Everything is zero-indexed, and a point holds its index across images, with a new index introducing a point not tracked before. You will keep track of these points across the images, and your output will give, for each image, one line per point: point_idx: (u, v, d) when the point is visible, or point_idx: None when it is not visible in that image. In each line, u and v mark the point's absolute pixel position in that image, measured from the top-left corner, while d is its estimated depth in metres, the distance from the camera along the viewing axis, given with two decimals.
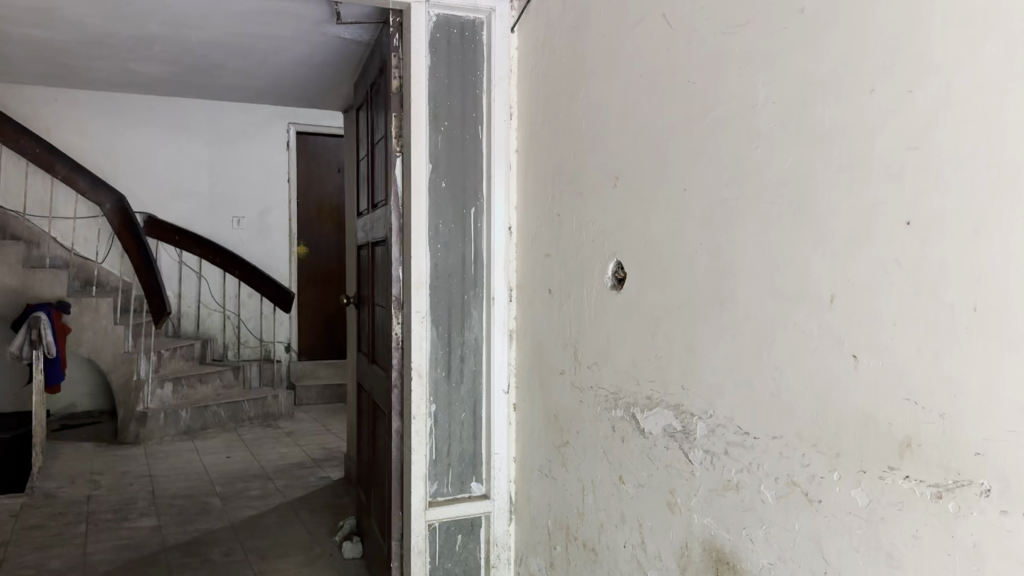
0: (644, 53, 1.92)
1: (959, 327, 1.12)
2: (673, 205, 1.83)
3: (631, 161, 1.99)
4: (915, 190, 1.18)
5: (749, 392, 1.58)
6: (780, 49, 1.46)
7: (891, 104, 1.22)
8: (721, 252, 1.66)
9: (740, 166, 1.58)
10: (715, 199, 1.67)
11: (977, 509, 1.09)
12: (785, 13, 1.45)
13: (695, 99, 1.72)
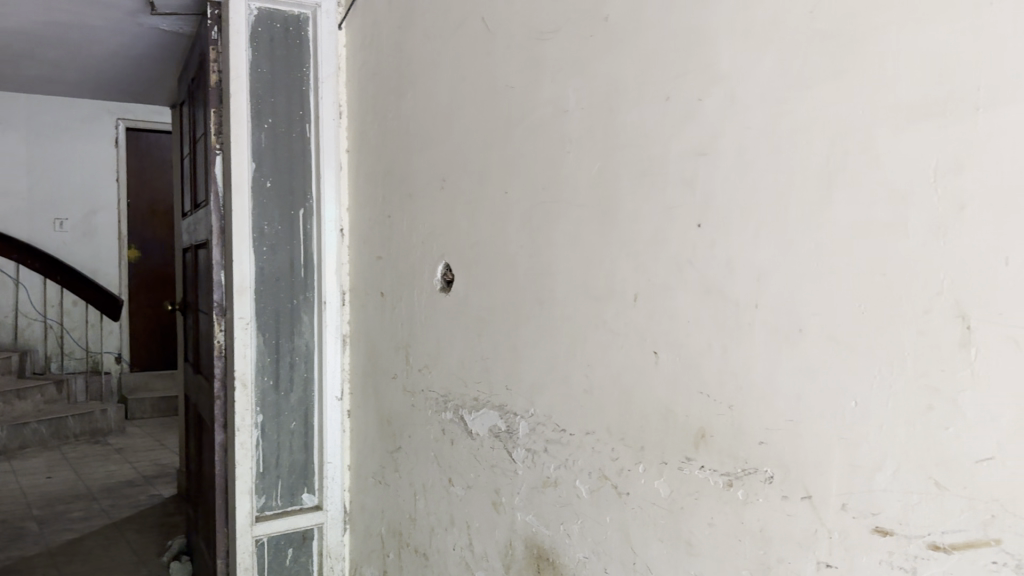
0: (463, 55, 1.92)
1: (745, 322, 1.18)
2: (495, 207, 1.83)
3: (454, 162, 1.98)
4: (707, 193, 1.24)
5: (564, 391, 1.61)
6: (588, 56, 1.50)
7: (685, 111, 1.28)
8: (538, 254, 1.68)
9: (554, 170, 1.62)
10: (532, 202, 1.69)
11: (762, 495, 1.16)
12: (590, 22, 1.49)
13: (511, 103, 1.74)
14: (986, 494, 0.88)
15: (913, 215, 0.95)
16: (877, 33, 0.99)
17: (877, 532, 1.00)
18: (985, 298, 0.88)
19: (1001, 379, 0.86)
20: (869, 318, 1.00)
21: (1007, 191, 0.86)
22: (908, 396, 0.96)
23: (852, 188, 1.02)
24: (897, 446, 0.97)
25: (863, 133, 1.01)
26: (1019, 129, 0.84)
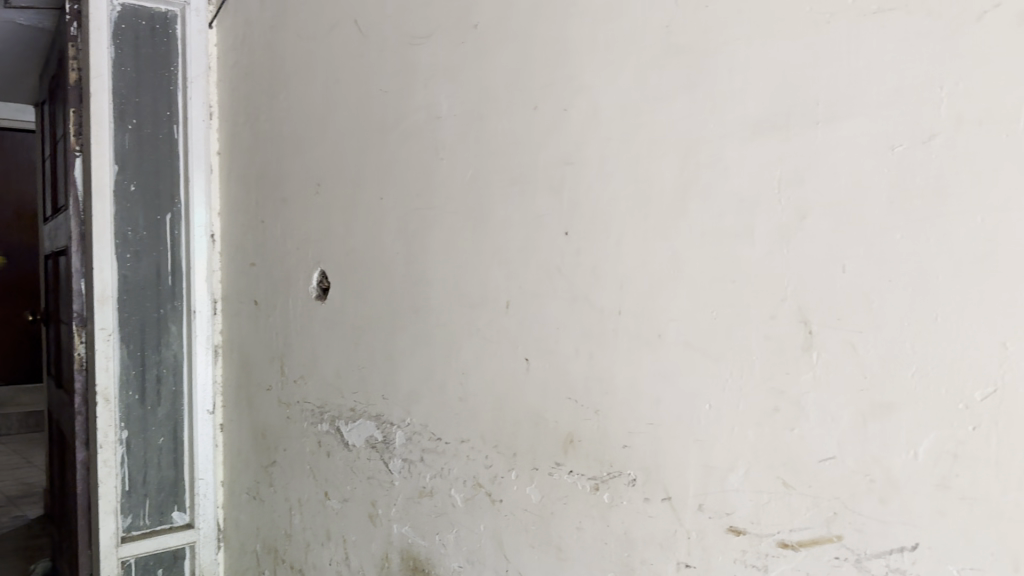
0: (337, 58, 1.85)
1: (608, 328, 1.20)
2: (373, 213, 1.75)
3: (330, 166, 1.89)
4: (572, 201, 1.26)
5: (437, 398, 1.58)
6: (461, 63, 1.48)
7: (551, 119, 1.29)
8: (415, 261, 1.63)
9: (429, 176, 1.57)
10: (403, 210, 1.65)
11: (625, 498, 1.18)
12: (461, 29, 1.47)
13: (382, 109, 1.70)
14: (830, 492, 0.92)
15: (760, 224, 0.98)
16: (727, 48, 1.02)
17: (731, 532, 1.03)
18: (825, 305, 0.92)
19: (840, 381, 0.91)
20: (721, 324, 1.03)
21: (845, 203, 0.90)
22: (757, 399, 0.99)
23: (705, 197, 1.05)
24: (748, 447, 1.00)
25: (715, 144, 1.04)
26: (854, 143, 0.89)
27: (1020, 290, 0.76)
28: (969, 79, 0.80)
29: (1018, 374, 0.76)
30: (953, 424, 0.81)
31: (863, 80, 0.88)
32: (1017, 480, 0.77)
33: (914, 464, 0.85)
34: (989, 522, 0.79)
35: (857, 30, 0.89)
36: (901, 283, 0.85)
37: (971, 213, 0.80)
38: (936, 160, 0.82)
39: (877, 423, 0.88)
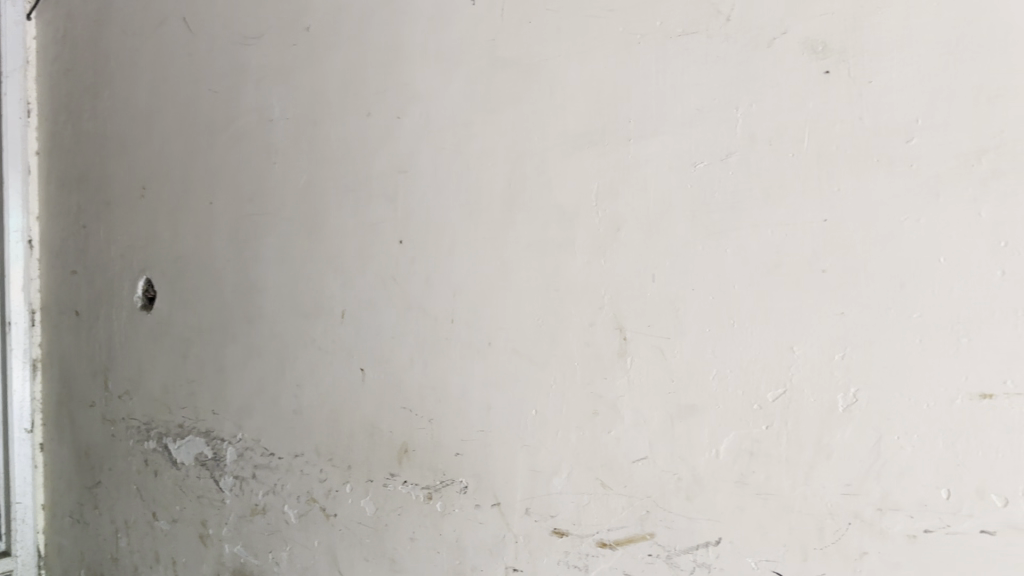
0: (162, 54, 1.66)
1: (441, 337, 1.13)
2: (201, 217, 1.51)
3: (156, 166, 1.64)
4: (405, 208, 1.17)
5: (263, 405, 1.37)
6: (289, 66, 1.33)
7: (383, 126, 1.19)
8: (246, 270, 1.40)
9: (258, 181, 1.37)
10: (231, 214, 1.44)
11: (457, 506, 1.12)
12: (291, 30, 1.33)
13: (211, 105, 1.50)
14: (642, 491, 0.96)
15: (580, 235, 1.01)
16: (548, 63, 1.03)
17: (554, 534, 1.03)
18: (638, 311, 0.96)
19: (650, 385, 0.95)
20: (546, 331, 1.04)
21: (653, 215, 0.94)
22: (576, 402, 1.01)
23: (531, 208, 1.05)
24: (569, 450, 1.01)
25: (539, 156, 1.04)
26: (663, 160, 0.93)
27: (804, 299, 0.84)
28: (761, 102, 0.87)
29: (804, 375, 0.84)
30: (749, 423, 0.88)
31: (669, 98, 0.93)
32: (805, 475, 0.84)
33: (716, 462, 0.90)
34: (781, 515, 0.86)
35: (663, 50, 0.93)
36: (703, 291, 0.90)
37: (763, 226, 0.87)
38: (733, 176, 0.88)
39: (683, 424, 0.92)
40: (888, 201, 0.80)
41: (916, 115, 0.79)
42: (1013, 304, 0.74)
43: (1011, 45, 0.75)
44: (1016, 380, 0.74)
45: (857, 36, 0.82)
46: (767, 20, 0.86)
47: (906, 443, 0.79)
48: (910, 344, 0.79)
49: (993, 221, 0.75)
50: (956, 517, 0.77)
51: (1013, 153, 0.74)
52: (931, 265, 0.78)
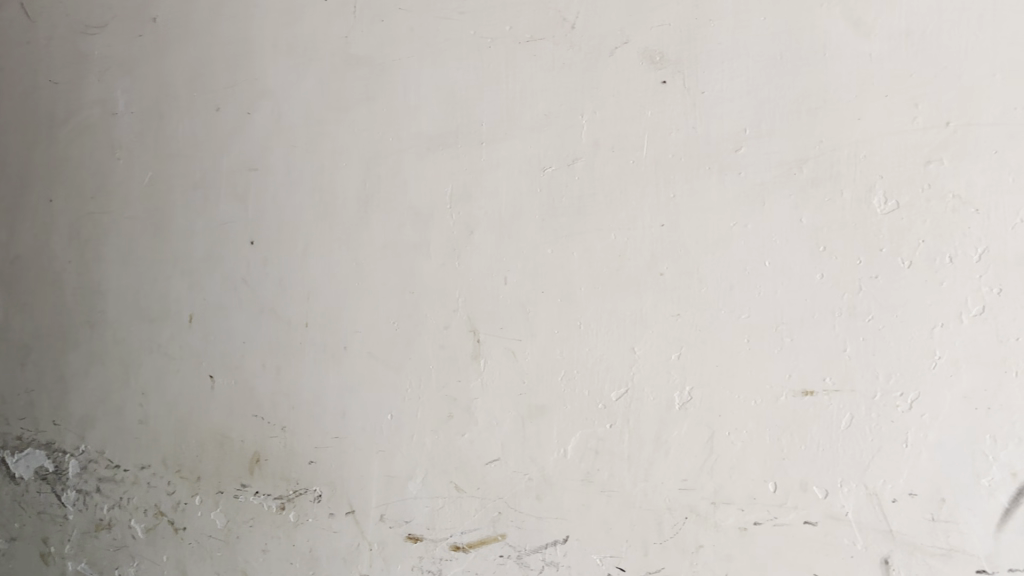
0: None
1: (293, 343, 1.02)
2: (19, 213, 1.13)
3: None
4: (257, 208, 1.04)
5: (101, 412, 1.10)
6: (127, 53, 1.09)
7: (234, 123, 1.05)
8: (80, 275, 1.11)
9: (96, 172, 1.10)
10: (66, 214, 1.11)
11: (311, 515, 1.01)
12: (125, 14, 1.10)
13: (26, 96, 1.13)
14: (495, 493, 0.92)
15: (435, 236, 0.96)
16: (399, 63, 0.98)
17: (410, 539, 0.96)
18: (490, 313, 0.93)
19: (502, 387, 0.92)
20: (402, 335, 0.97)
21: (503, 216, 0.93)
22: (431, 407, 0.95)
23: (386, 208, 0.98)
24: (423, 456, 0.95)
25: (393, 156, 0.98)
26: (512, 164, 0.92)
27: (643, 301, 0.87)
28: (605, 110, 0.88)
29: (644, 376, 0.87)
30: (594, 422, 0.88)
31: (518, 103, 0.92)
32: (646, 472, 0.86)
33: (564, 461, 0.90)
34: (624, 511, 0.88)
35: (512, 55, 0.93)
36: (552, 295, 0.90)
37: (607, 230, 0.88)
38: (579, 181, 0.90)
39: (534, 425, 0.91)
40: (719, 208, 0.84)
41: (744, 126, 0.83)
42: (829, 305, 0.80)
43: (828, 61, 0.80)
44: (833, 376, 0.80)
45: (692, 49, 0.85)
46: (609, 29, 0.88)
47: (736, 439, 0.83)
48: (740, 344, 0.83)
49: (812, 227, 0.81)
50: (782, 509, 0.82)
51: (829, 163, 0.80)
52: (758, 268, 0.82)
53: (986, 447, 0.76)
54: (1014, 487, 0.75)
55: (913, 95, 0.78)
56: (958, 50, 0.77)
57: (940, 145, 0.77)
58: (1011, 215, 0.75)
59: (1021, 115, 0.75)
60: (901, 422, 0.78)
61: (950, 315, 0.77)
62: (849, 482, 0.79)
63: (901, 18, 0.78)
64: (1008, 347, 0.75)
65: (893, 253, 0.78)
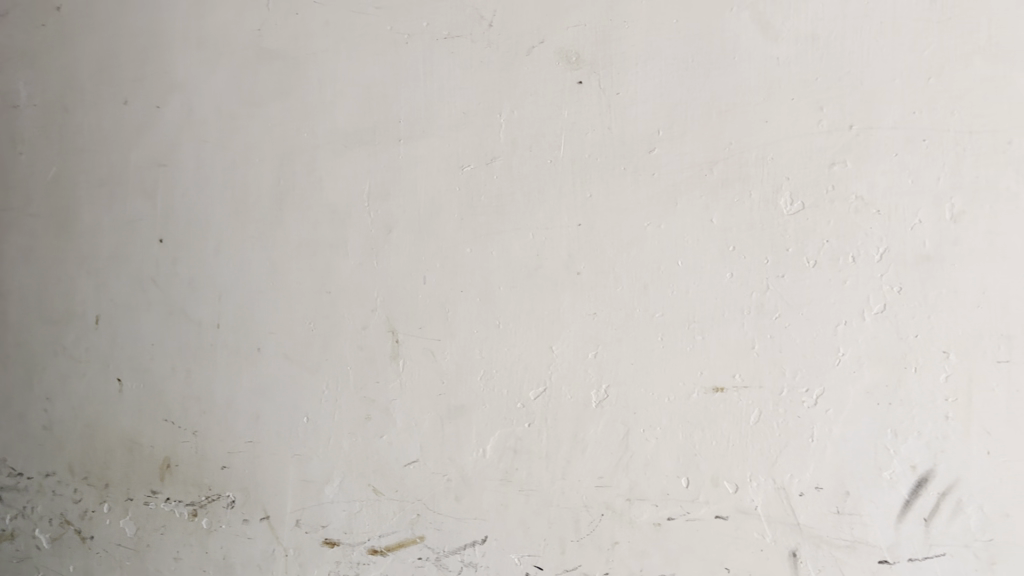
0: None
1: (205, 345, 0.99)
2: None
3: None
4: (167, 206, 1.00)
5: (1, 419, 1.04)
6: (28, 43, 1.04)
7: (142, 118, 1.01)
8: None
9: None
10: None
11: (224, 522, 0.98)
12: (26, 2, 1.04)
13: None
14: (412, 495, 0.91)
15: (351, 235, 0.94)
16: (316, 58, 0.95)
17: (326, 545, 0.94)
18: (407, 313, 0.91)
19: (421, 388, 0.91)
20: (318, 335, 0.94)
21: (421, 215, 0.91)
22: (348, 409, 0.93)
23: (301, 206, 0.95)
24: (341, 459, 0.93)
25: (308, 153, 0.95)
26: (429, 162, 0.91)
27: (560, 300, 0.87)
28: (522, 109, 0.88)
29: (561, 375, 0.87)
30: (513, 422, 0.88)
31: (435, 101, 0.91)
32: (563, 470, 0.87)
33: (482, 462, 0.89)
34: (541, 510, 0.87)
35: (429, 52, 0.91)
36: (471, 295, 0.90)
37: (526, 229, 0.88)
38: (497, 180, 0.89)
39: (453, 426, 0.90)
40: (633, 207, 0.85)
41: (658, 127, 0.84)
42: (739, 303, 0.82)
43: (737, 64, 0.82)
44: (743, 373, 0.81)
45: (607, 50, 0.85)
46: (525, 29, 0.88)
47: (651, 436, 0.84)
48: (654, 342, 0.84)
49: (723, 226, 0.82)
50: (694, 504, 0.83)
51: (738, 165, 0.82)
52: (671, 267, 0.83)
53: (887, 441, 0.78)
54: (912, 479, 0.78)
55: (818, 99, 0.80)
56: (860, 55, 0.79)
57: (843, 147, 0.79)
58: (910, 216, 0.78)
59: (919, 120, 0.78)
60: (807, 418, 0.80)
61: (853, 313, 0.79)
62: (758, 477, 0.81)
63: (806, 24, 0.80)
64: (908, 344, 0.78)
65: (800, 253, 0.80)
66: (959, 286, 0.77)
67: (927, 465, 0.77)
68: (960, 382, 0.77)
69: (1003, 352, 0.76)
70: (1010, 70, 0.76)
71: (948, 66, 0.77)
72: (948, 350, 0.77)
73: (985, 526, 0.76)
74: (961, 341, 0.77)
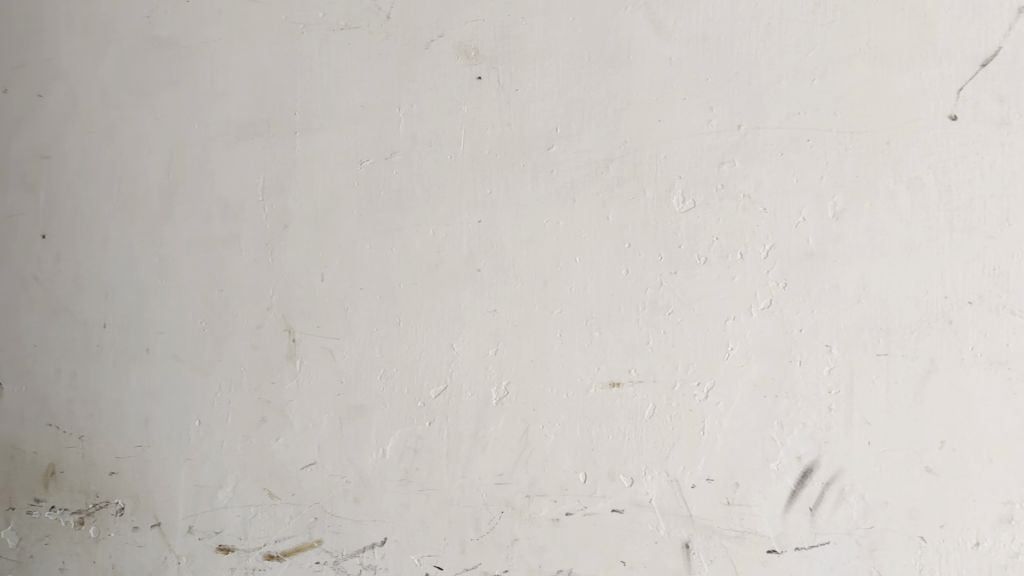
0: None
1: (91, 346, 0.94)
2: None
3: None
4: (48, 200, 0.95)
5: None
6: None
7: (22, 107, 0.95)
8: None
9: None
10: None
11: (113, 530, 0.93)
12: None
13: None
14: (310, 497, 0.89)
15: (245, 231, 0.91)
16: (208, 47, 0.92)
17: (220, 551, 0.91)
18: (304, 311, 0.89)
19: (318, 388, 0.89)
20: (211, 335, 0.91)
21: (318, 210, 0.89)
22: (243, 410, 0.90)
23: (193, 202, 0.92)
24: (235, 462, 0.90)
25: (200, 146, 0.92)
26: (327, 156, 0.89)
27: (460, 297, 0.86)
28: (421, 103, 0.87)
29: (462, 372, 0.86)
30: (413, 421, 0.87)
31: (332, 94, 0.89)
32: (463, 469, 0.86)
33: (381, 462, 0.87)
34: (441, 510, 0.87)
35: (325, 43, 0.89)
36: (369, 292, 0.88)
37: (425, 225, 0.87)
38: (395, 175, 0.88)
39: (351, 426, 0.88)
40: (532, 204, 0.84)
41: (555, 125, 0.84)
42: (635, 300, 0.82)
43: (632, 63, 0.83)
44: (639, 368, 0.82)
45: (505, 46, 0.85)
46: (423, 22, 0.87)
47: (550, 432, 0.84)
48: (553, 339, 0.84)
49: (620, 224, 0.83)
50: (591, 499, 0.83)
51: (633, 163, 0.82)
52: (570, 264, 0.84)
53: (774, 433, 0.80)
54: (799, 469, 0.80)
55: (708, 99, 0.81)
56: (750, 56, 0.81)
57: (733, 147, 0.81)
58: (794, 214, 0.80)
59: (803, 120, 0.80)
60: (700, 411, 0.81)
61: (743, 308, 0.81)
62: (653, 470, 0.82)
63: (698, 24, 0.81)
64: (793, 338, 0.80)
65: (692, 250, 0.81)
66: (841, 281, 0.79)
67: (811, 456, 0.80)
68: (842, 374, 0.79)
69: (882, 344, 0.79)
70: (887, 72, 0.78)
71: (833, 68, 0.79)
72: (831, 343, 0.79)
73: (866, 513, 0.79)
74: (844, 335, 0.79)
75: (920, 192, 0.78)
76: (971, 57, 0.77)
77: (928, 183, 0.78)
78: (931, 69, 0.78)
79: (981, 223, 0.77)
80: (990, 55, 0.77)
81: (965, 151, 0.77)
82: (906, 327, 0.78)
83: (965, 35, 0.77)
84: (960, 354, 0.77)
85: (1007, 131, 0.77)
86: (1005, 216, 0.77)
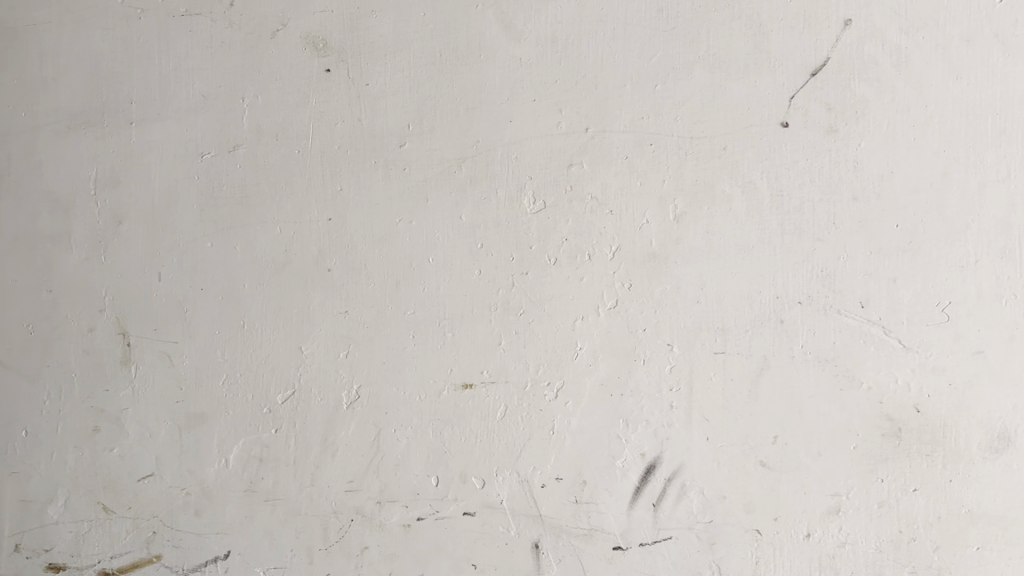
0: None
1: None
2: None
3: None
4: None
5: None
6: None
7: None
8: None
9: None
10: None
11: None
12: None
13: None
14: (148, 510, 0.85)
15: (76, 228, 0.85)
16: (36, 29, 0.85)
17: (50, 570, 0.85)
18: (142, 313, 0.84)
19: (158, 394, 0.84)
20: (39, 339, 0.85)
21: (156, 207, 0.84)
22: (74, 420, 0.85)
23: (19, 196, 0.85)
24: (66, 475, 0.85)
25: (27, 135, 0.85)
26: (165, 149, 0.84)
27: (309, 298, 0.83)
28: (266, 95, 0.84)
29: (310, 376, 0.83)
30: (259, 428, 0.83)
31: (171, 83, 0.84)
32: (312, 476, 0.84)
33: (225, 472, 0.84)
34: (288, 519, 0.84)
35: (163, 30, 0.84)
36: (212, 293, 0.84)
37: (272, 223, 0.84)
38: (239, 171, 0.84)
39: (193, 434, 0.84)
40: (382, 203, 0.83)
41: (406, 121, 0.82)
42: (487, 300, 0.82)
43: (482, 62, 0.82)
44: (490, 369, 0.82)
45: (354, 38, 0.83)
46: (267, 11, 0.83)
47: (401, 435, 0.83)
48: (404, 340, 0.82)
49: (471, 224, 0.82)
50: (443, 503, 0.83)
51: (484, 163, 0.82)
52: (421, 264, 0.82)
53: (620, 431, 0.81)
54: (643, 466, 0.82)
55: (558, 100, 0.81)
56: (596, 58, 0.81)
57: (580, 148, 0.81)
58: (639, 216, 0.81)
59: (647, 124, 0.81)
60: (549, 411, 0.82)
61: (590, 309, 0.81)
62: (503, 471, 0.82)
63: (547, 25, 0.81)
64: (637, 338, 0.81)
65: (542, 251, 0.81)
66: (682, 282, 0.81)
67: (655, 453, 0.81)
68: (684, 372, 0.81)
69: (720, 343, 0.81)
70: (726, 79, 0.81)
71: (676, 74, 0.81)
72: (673, 343, 0.81)
73: (705, 508, 0.81)
74: (685, 334, 0.81)
75: (755, 196, 0.81)
76: (803, 66, 0.80)
77: (763, 187, 0.81)
78: (766, 76, 0.80)
79: (811, 227, 0.80)
80: (819, 65, 0.80)
81: (796, 157, 0.80)
82: (742, 326, 0.81)
83: (797, 45, 0.80)
84: (791, 353, 0.81)
85: (834, 138, 0.80)
86: (831, 220, 0.80)
